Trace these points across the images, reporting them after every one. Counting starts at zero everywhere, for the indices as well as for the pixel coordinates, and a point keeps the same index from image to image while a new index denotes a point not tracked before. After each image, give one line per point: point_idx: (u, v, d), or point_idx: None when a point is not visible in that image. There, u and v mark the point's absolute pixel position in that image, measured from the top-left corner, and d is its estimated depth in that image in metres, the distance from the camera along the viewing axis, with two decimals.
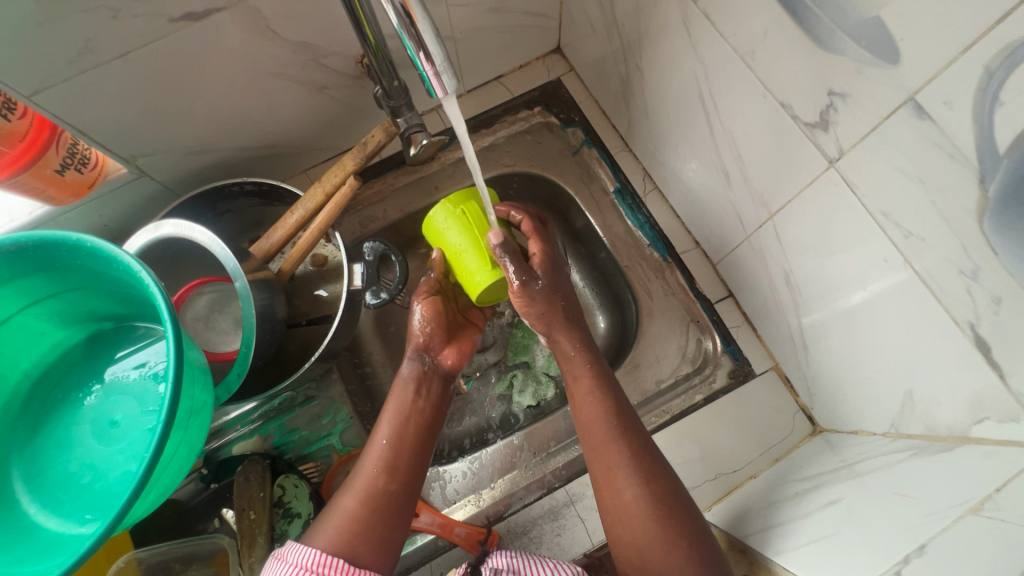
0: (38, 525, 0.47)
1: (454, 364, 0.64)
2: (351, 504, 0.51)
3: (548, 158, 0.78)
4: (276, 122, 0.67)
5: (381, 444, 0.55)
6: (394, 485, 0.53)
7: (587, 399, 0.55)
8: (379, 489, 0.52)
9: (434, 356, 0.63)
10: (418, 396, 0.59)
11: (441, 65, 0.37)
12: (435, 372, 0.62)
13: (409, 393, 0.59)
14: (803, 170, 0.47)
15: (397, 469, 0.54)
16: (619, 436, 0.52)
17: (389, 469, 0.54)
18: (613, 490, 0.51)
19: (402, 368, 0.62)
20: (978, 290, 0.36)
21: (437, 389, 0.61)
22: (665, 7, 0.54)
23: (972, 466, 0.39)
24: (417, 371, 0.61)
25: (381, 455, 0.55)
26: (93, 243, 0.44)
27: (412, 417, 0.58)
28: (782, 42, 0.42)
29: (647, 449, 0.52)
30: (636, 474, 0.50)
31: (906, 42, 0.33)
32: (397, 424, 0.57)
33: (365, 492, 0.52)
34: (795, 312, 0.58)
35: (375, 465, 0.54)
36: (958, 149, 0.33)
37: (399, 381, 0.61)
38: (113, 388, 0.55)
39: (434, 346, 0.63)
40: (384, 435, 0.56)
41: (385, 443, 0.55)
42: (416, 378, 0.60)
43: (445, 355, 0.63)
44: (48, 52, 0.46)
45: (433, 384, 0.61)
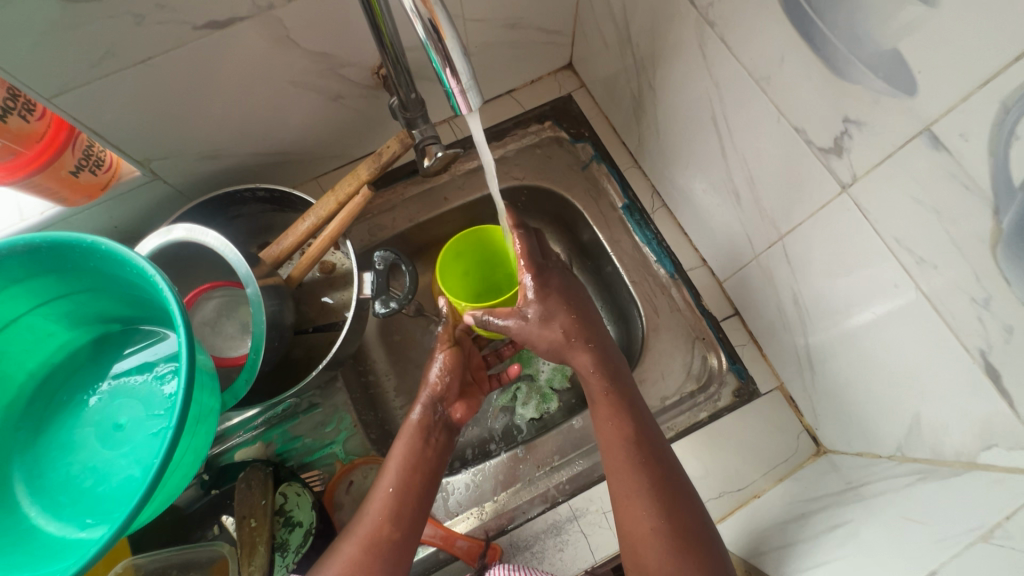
0: (38, 528, 0.46)
1: (462, 418, 0.63)
2: (354, 551, 0.52)
3: (558, 172, 0.78)
4: (291, 129, 0.68)
5: (387, 492, 0.55)
6: (398, 534, 0.53)
7: (620, 425, 0.55)
8: (382, 538, 0.53)
9: (445, 408, 0.63)
10: (426, 446, 0.59)
11: (466, 82, 0.38)
12: (444, 424, 0.62)
13: (418, 440, 0.59)
14: (816, 194, 0.47)
15: (401, 519, 0.54)
16: (640, 466, 0.52)
17: (394, 519, 0.54)
18: (631, 517, 0.51)
19: (413, 414, 0.61)
20: (989, 318, 0.37)
21: (444, 440, 0.61)
22: (680, 28, 0.55)
23: (980, 493, 0.39)
24: (428, 420, 0.61)
25: (386, 504, 0.54)
26: (108, 245, 0.44)
27: (421, 466, 0.57)
28: (797, 68, 0.43)
29: (664, 478, 0.52)
30: (656, 505, 0.50)
31: (923, 74, 0.34)
32: (404, 472, 0.56)
33: (368, 542, 0.52)
34: (803, 333, 0.59)
35: (380, 516, 0.54)
36: (974, 181, 0.34)
37: (410, 428, 0.60)
38: (118, 391, 0.55)
39: (448, 397, 0.63)
40: (390, 483, 0.56)
41: (392, 491, 0.55)
42: (426, 426, 0.60)
43: (456, 410, 0.63)
44: (71, 56, 0.46)
45: (441, 435, 0.61)
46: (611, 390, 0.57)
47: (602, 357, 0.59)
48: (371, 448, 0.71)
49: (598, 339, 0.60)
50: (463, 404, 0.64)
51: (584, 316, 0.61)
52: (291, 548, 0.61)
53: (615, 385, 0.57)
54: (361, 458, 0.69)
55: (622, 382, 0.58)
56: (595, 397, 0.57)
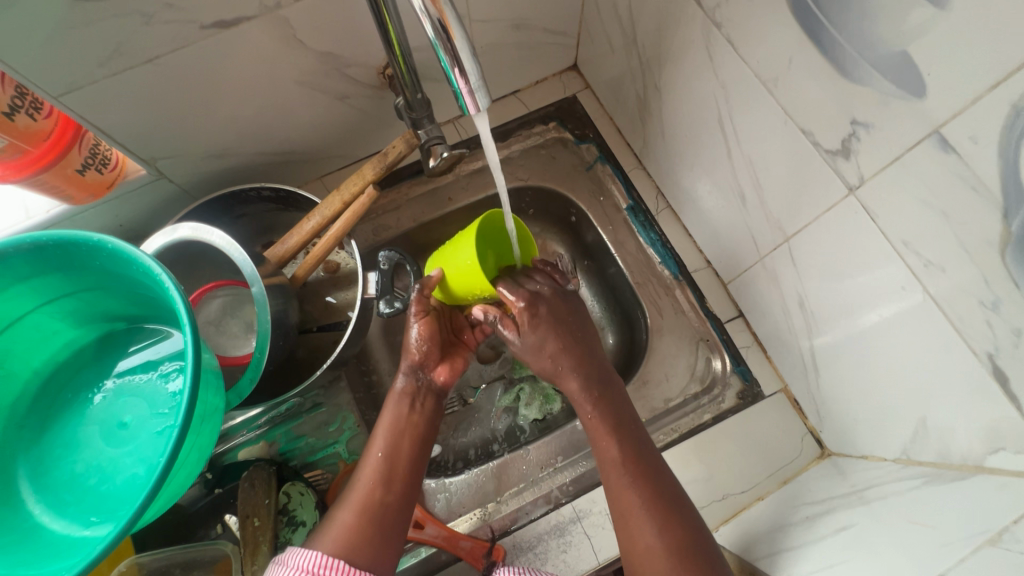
0: (42, 526, 0.46)
1: (447, 382, 0.62)
2: (348, 517, 0.51)
3: (563, 173, 0.78)
4: (296, 129, 0.68)
5: (377, 457, 0.55)
6: (391, 497, 0.52)
7: (608, 447, 0.54)
8: (376, 502, 0.52)
9: (427, 373, 0.62)
10: (412, 411, 0.58)
11: (475, 82, 0.38)
12: (429, 389, 0.61)
13: (403, 407, 0.58)
14: (822, 196, 0.47)
15: (393, 483, 0.53)
16: (634, 484, 0.51)
17: (386, 482, 0.53)
18: (630, 538, 0.50)
19: (396, 382, 0.61)
20: (998, 322, 0.37)
21: (431, 404, 0.60)
22: (687, 29, 0.55)
23: (987, 497, 0.39)
24: (412, 386, 0.60)
25: (376, 468, 0.54)
26: (115, 243, 0.44)
27: (407, 430, 0.57)
28: (805, 70, 0.43)
29: (659, 494, 0.51)
30: (653, 520, 0.49)
31: (932, 76, 0.34)
32: (392, 437, 0.56)
33: (362, 506, 0.51)
34: (808, 335, 0.58)
35: (372, 479, 0.53)
36: (983, 184, 0.34)
37: (393, 396, 0.60)
38: (123, 389, 0.55)
39: (428, 362, 0.62)
40: (380, 448, 0.55)
41: (381, 456, 0.55)
42: (410, 393, 0.60)
43: (439, 373, 0.62)
44: (80, 55, 0.46)
45: (427, 400, 0.60)
46: (599, 413, 0.56)
47: (595, 379, 0.58)
48: None
49: (592, 360, 0.60)
50: (447, 367, 0.63)
51: (578, 340, 0.60)
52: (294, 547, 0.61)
53: (606, 403, 0.57)
54: None
55: (614, 404, 0.57)
56: (584, 421, 0.57)
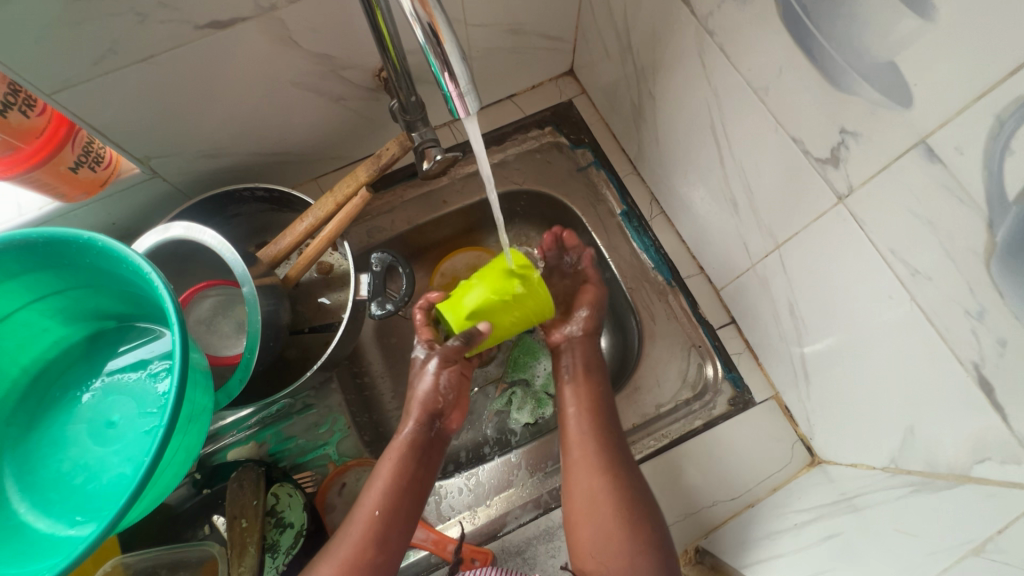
0: (26, 525, 0.46)
1: (458, 426, 0.65)
2: (332, 573, 0.52)
3: (557, 177, 0.79)
4: (290, 130, 0.68)
5: (373, 515, 0.55)
6: (380, 557, 0.53)
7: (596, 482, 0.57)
8: (365, 560, 0.53)
9: (444, 420, 0.63)
10: (417, 463, 0.59)
11: (465, 86, 0.38)
12: (437, 439, 0.62)
13: (408, 460, 0.59)
14: (813, 205, 0.47)
15: (386, 542, 0.54)
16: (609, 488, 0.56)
17: (379, 542, 0.54)
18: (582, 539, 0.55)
19: (402, 431, 0.61)
20: (983, 331, 0.37)
21: (435, 455, 0.61)
22: (680, 36, 0.55)
23: (972, 506, 0.39)
24: (422, 438, 0.60)
25: (371, 527, 0.54)
26: (104, 242, 0.44)
27: (409, 486, 0.57)
28: (795, 78, 0.43)
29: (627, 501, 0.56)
30: (617, 523, 0.54)
31: (919, 87, 0.34)
32: (392, 493, 0.56)
33: (350, 565, 0.52)
34: (798, 342, 0.58)
35: (364, 538, 0.54)
36: (969, 195, 0.34)
37: (398, 446, 0.60)
38: (111, 388, 0.54)
39: (446, 412, 0.63)
40: (376, 505, 0.55)
41: (378, 514, 0.55)
42: (416, 445, 0.60)
43: (450, 419, 0.64)
44: (73, 52, 0.46)
45: (433, 451, 0.61)
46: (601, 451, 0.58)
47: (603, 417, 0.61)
48: (365, 450, 0.71)
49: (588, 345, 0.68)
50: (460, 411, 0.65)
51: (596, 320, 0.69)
52: (282, 549, 0.61)
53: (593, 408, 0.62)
54: (354, 460, 0.69)
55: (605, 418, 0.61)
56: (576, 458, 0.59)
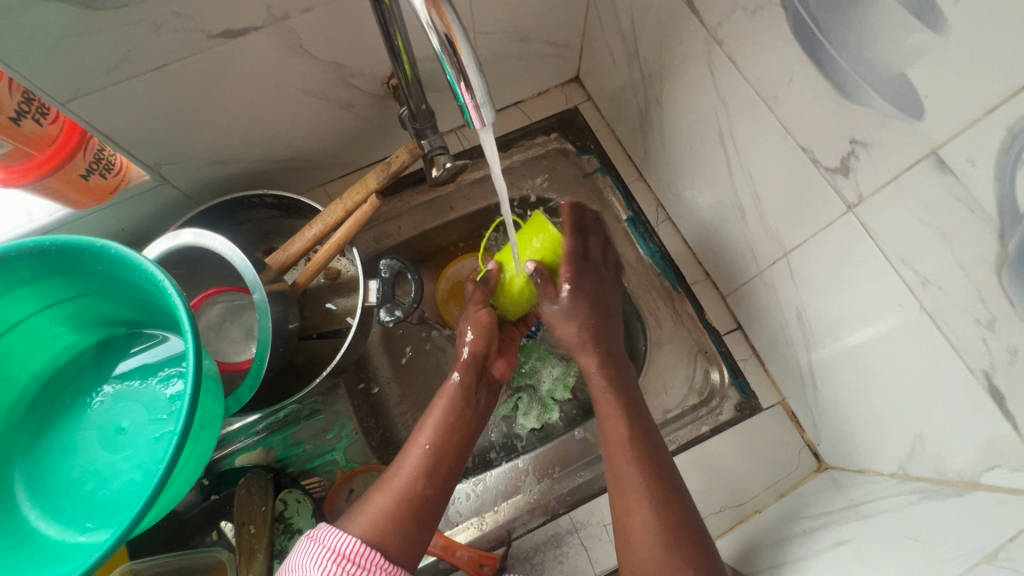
0: (38, 531, 0.46)
1: (503, 374, 0.66)
2: (386, 503, 0.51)
3: (563, 184, 0.79)
4: (299, 137, 0.68)
5: (423, 449, 0.55)
6: (430, 491, 0.52)
7: (617, 426, 0.55)
8: (416, 492, 0.52)
9: (489, 365, 0.64)
10: (467, 406, 0.59)
11: (480, 97, 0.38)
12: (485, 384, 0.63)
13: (459, 399, 0.59)
14: (822, 213, 0.48)
15: (434, 476, 0.53)
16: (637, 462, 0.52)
17: (428, 475, 0.53)
18: (626, 512, 0.51)
19: (453, 374, 0.61)
20: (993, 340, 0.37)
21: (483, 400, 0.62)
22: (689, 44, 0.56)
23: (982, 514, 0.39)
24: (470, 381, 0.61)
25: (421, 460, 0.54)
26: (118, 249, 0.44)
27: (458, 425, 0.58)
28: (805, 87, 0.44)
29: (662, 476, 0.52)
30: (651, 501, 0.50)
31: (930, 99, 0.35)
32: (442, 431, 0.57)
33: (401, 495, 0.51)
34: (805, 348, 0.59)
35: (415, 470, 0.53)
36: (980, 206, 0.34)
37: (450, 387, 0.60)
38: (121, 394, 0.55)
39: (490, 356, 0.64)
40: (426, 440, 0.56)
41: (428, 448, 0.55)
42: (466, 387, 0.60)
43: (497, 366, 0.65)
44: (88, 61, 0.47)
45: (481, 395, 0.62)
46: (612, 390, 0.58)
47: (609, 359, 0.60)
48: (372, 455, 0.71)
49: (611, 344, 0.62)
50: (503, 358, 0.66)
51: (603, 320, 0.62)
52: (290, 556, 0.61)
53: (619, 390, 0.58)
54: (362, 466, 0.69)
55: (631, 402, 0.57)
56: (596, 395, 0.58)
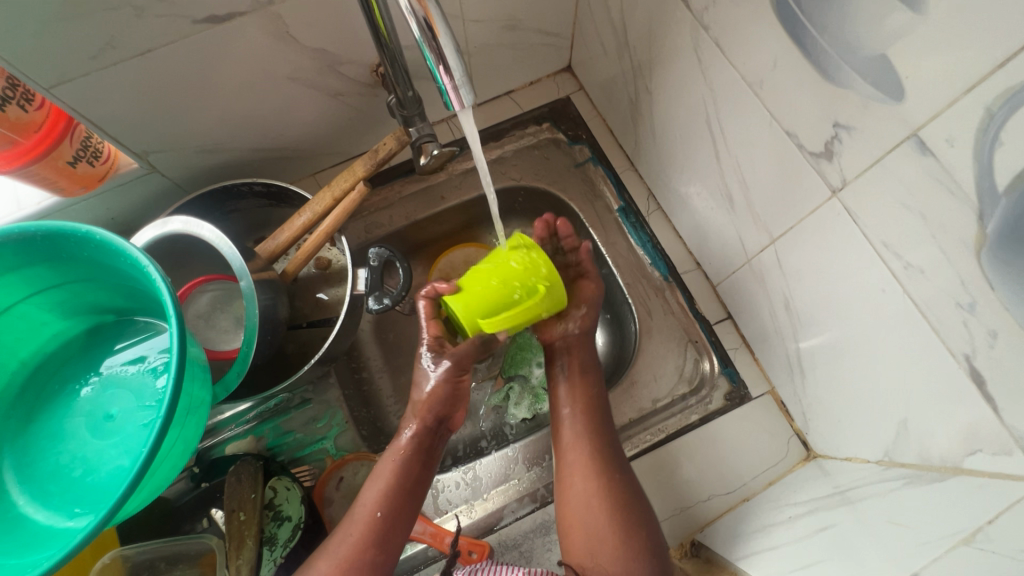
0: (26, 516, 0.47)
1: (459, 425, 0.64)
2: (331, 572, 0.52)
3: (555, 173, 0.79)
4: (288, 125, 0.68)
5: (373, 516, 0.55)
6: (381, 557, 0.54)
7: (582, 474, 0.58)
8: (365, 561, 0.53)
9: (446, 419, 0.62)
10: (418, 464, 0.59)
11: (459, 79, 0.38)
12: (439, 437, 0.62)
13: (409, 462, 0.58)
14: (807, 199, 0.48)
15: (384, 542, 0.54)
16: (602, 486, 0.57)
17: (378, 543, 0.54)
18: (595, 551, 0.54)
19: (402, 436, 0.60)
20: (974, 323, 0.37)
21: (436, 454, 0.61)
22: (676, 30, 0.55)
23: (963, 498, 0.39)
24: (422, 437, 0.60)
25: (371, 528, 0.54)
26: (102, 235, 0.44)
27: (405, 488, 0.57)
28: (788, 71, 0.43)
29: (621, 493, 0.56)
30: None
31: (910, 79, 0.34)
32: (391, 496, 0.56)
33: (349, 564, 0.52)
34: (793, 337, 0.59)
35: (364, 539, 0.54)
36: (960, 187, 0.34)
37: (398, 449, 0.59)
38: (110, 381, 0.55)
39: (449, 413, 0.62)
40: (376, 507, 0.55)
41: (380, 516, 0.55)
42: (417, 448, 0.59)
43: (454, 419, 0.63)
44: (72, 46, 0.47)
45: (433, 451, 0.61)
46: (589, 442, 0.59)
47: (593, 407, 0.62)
48: (362, 444, 0.71)
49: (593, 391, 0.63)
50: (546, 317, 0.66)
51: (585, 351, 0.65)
52: (279, 542, 0.62)
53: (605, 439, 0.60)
54: (352, 454, 0.70)
55: (600, 419, 0.61)
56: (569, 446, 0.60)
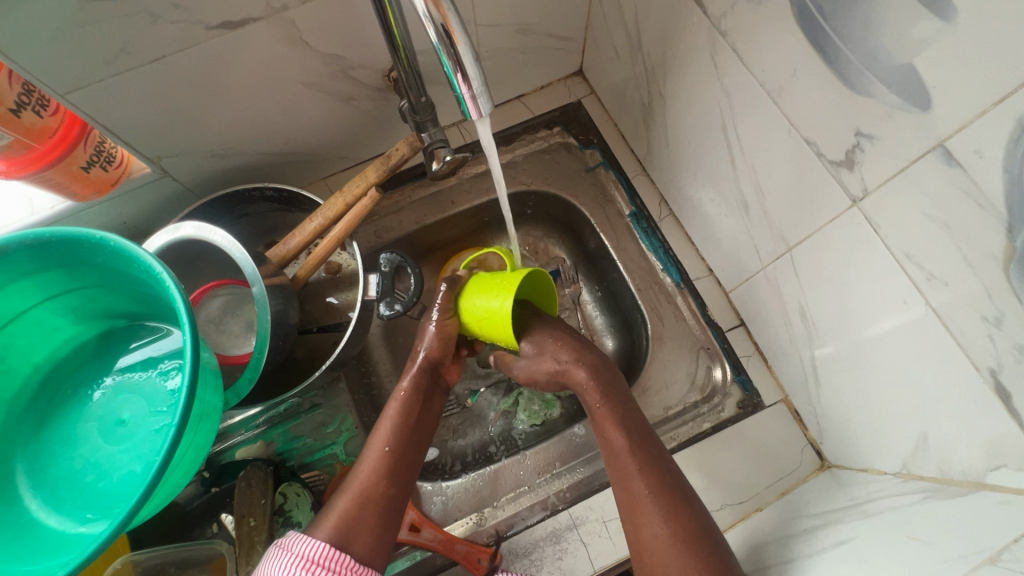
0: (38, 522, 0.46)
1: (453, 380, 0.65)
2: (346, 506, 0.52)
3: (566, 178, 0.78)
4: (300, 130, 0.68)
5: (382, 451, 0.55)
6: (392, 491, 0.54)
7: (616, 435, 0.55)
8: (377, 495, 0.53)
9: (441, 370, 0.62)
10: (420, 408, 0.59)
11: (477, 87, 0.38)
12: (437, 387, 0.62)
13: (413, 404, 0.59)
14: (825, 208, 0.47)
15: (395, 476, 0.55)
16: (644, 468, 0.53)
17: (389, 476, 0.54)
18: (637, 524, 0.51)
19: (404, 379, 0.60)
20: (1000, 337, 0.37)
21: (435, 403, 0.62)
22: (693, 35, 0.55)
23: (988, 515, 0.38)
24: (423, 383, 0.60)
25: (381, 462, 0.55)
26: (116, 241, 0.44)
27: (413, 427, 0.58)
28: (809, 77, 0.43)
29: (660, 473, 0.53)
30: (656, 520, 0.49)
31: (937, 89, 0.34)
32: (398, 434, 0.57)
33: (363, 498, 0.53)
34: (809, 345, 0.58)
35: (375, 472, 0.54)
36: (988, 200, 0.34)
37: (401, 393, 0.59)
38: (122, 386, 0.54)
39: (445, 364, 0.62)
40: (385, 442, 0.56)
41: (387, 450, 0.55)
42: (418, 393, 0.60)
43: (449, 371, 0.64)
44: (88, 53, 0.47)
45: (433, 399, 0.61)
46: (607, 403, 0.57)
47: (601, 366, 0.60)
48: None
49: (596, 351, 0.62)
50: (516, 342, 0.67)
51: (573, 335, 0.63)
52: None
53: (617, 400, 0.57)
54: (359, 461, 0.68)
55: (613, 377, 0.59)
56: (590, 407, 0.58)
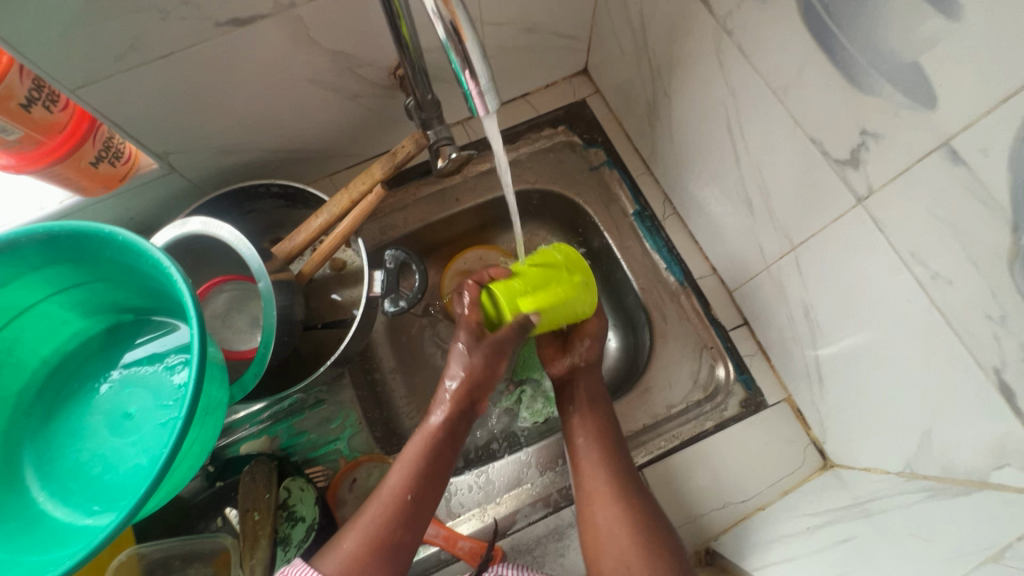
0: (46, 514, 0.47)
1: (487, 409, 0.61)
2: (356, 548, 0.50)
3: (570, 177, 0.79)
4: (306, 127, 0.68)
5: (403, 497, 0.53)
6: (408, 537, 0.52)
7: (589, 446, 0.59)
8: (394, 541, 0.51)
9: (476, 401, 0.60)
10: (449, 445, 0.57)
11: (485, 84, 0.38)
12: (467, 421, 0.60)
13: (440, 445, 0.57)
14: (831, 207, 0.47)
15: (412, 523, 0.53)
16: (613, 481, 0.56)
17: (406, 523, 0.52)
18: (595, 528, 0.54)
19: (433, 416, 0.58)
20: (1005, 337, 0.37)
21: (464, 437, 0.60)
22: (698, 33, 0.55)
23: (991, 514, 0.38)
24: (453, 419, 0.58)
25: (401, 509, 0.53)
26: (126, 235, 0.44)
27: (438, 470, 0.55)
28: (815, 76, 0.43)
29: (628, 487, 0.56)
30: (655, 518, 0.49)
31: (943, 88, 0.34)
32: (422, 479, 0.54)
33: (377, 545, 0.51)
34: (812, 345, 0.58)
35: (391, 519, 0.52)
36: (994, 198, 0.34)
37: (428, 431, 0.57)
38: (129, 380, 0.55)
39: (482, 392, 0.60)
40: (407, 489, 0.53)
41: (410, 497, 0.53)
42: (447, 432, 0.57)
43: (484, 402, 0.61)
44: (98, 49, 0.47)
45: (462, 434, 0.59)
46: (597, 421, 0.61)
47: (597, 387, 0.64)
48: (375, 445, 0.71)
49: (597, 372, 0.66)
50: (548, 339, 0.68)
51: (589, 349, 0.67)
52: (293, 542, 0.62)
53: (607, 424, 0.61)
54: (366, 455, 0.70)
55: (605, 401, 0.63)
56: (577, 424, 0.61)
